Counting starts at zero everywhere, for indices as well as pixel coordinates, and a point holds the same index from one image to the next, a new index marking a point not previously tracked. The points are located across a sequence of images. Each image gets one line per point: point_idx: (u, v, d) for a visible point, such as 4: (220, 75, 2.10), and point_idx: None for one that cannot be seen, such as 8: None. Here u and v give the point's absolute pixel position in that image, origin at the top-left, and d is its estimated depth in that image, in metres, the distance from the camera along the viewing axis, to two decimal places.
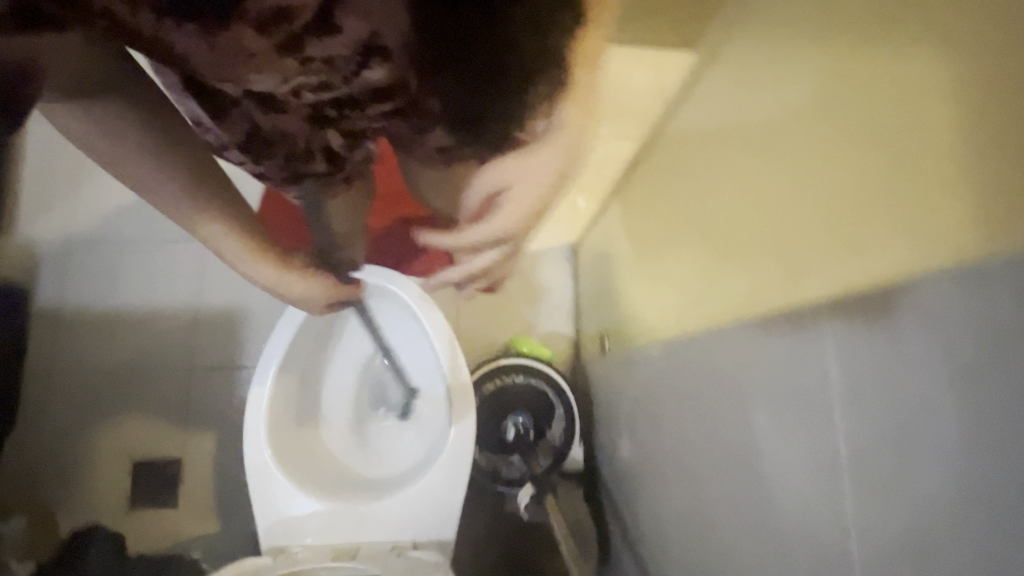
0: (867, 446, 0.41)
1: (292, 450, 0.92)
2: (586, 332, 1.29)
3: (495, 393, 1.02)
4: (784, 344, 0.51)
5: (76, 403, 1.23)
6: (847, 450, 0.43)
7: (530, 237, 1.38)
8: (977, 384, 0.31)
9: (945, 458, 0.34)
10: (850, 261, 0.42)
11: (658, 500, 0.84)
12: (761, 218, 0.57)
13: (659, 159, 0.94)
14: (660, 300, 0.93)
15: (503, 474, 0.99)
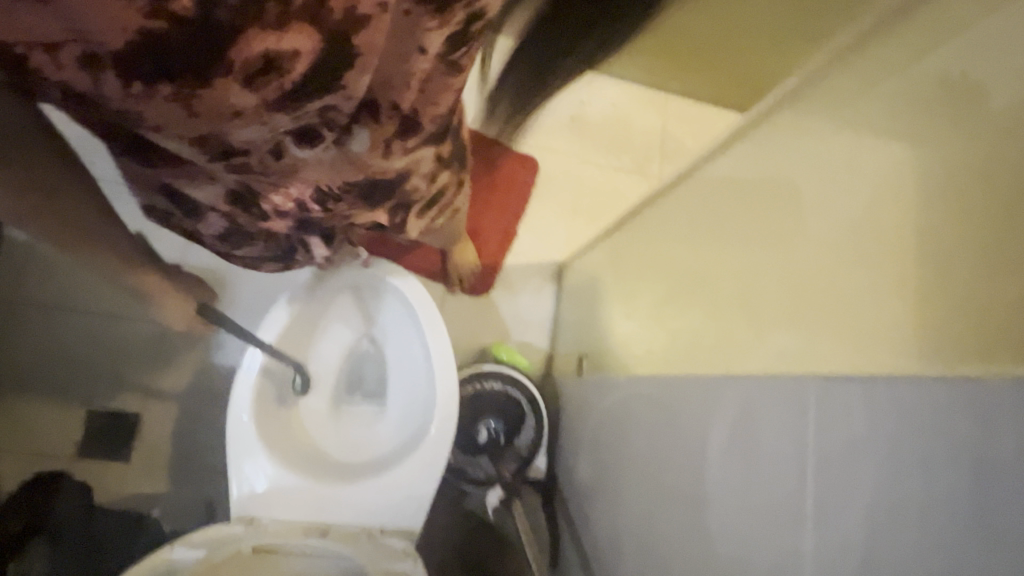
0: (828, 504, 0.50)
1: (273, 425, 0.94)
2: (560, 349, 1.35)
3: (473, 395, 1.07)
4: (774, 409, 0.59)
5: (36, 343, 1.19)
6: (802, 500, 0.52)
7: (521, 250, 1.43)
8: (941, 474, 0.40)
9: (905, 520, 0.42)
10: (856, 345, 0.53)
11: (615, 518, 0.91)
12: (788, 280, 0.68)
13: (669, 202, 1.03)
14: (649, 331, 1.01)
15: (470, 474, 1.04)
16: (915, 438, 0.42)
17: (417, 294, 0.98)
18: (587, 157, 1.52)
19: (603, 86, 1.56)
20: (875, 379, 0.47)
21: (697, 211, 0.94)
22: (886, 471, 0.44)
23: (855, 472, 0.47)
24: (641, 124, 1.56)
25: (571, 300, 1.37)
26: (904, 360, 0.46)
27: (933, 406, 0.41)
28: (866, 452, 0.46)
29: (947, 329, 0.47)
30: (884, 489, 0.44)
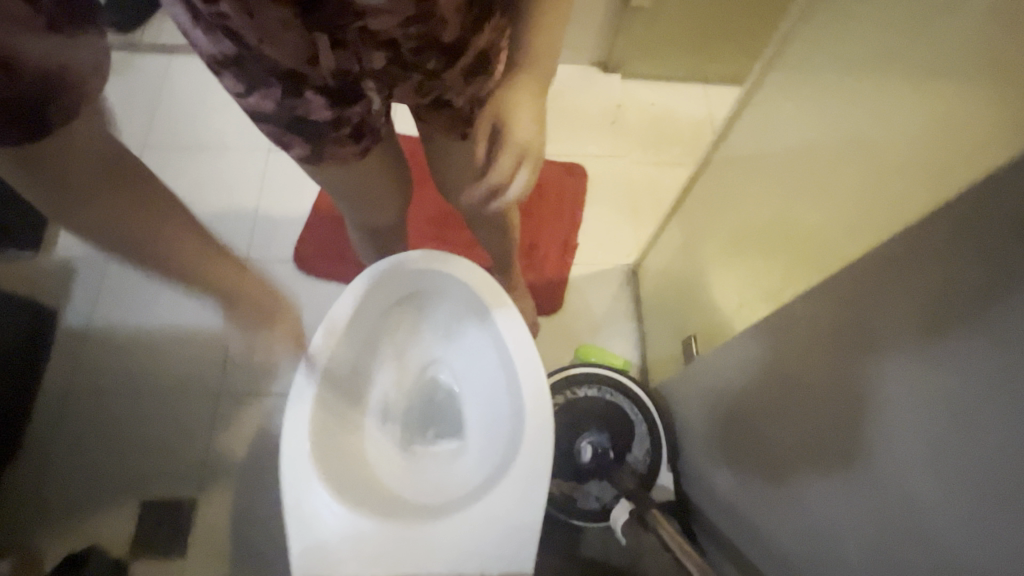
0: (951, 465, 0.39)
1: (335, 463, 0.76)
2: (653, 357, 1.16)
3: (569, 406, 0.89)
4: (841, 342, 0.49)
5: (86, 432, 1.11)
6: (940, 472, 0.40)
7: (584, 260, 1.30)
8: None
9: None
10: (870, 295, 0.45)
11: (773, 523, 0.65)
12: (841, 217, 0.59)
13: (722, 194, 0.93)
14: (728, 298, 0.90)
15: (579, 505, 0.83)
16: (963, 410, 0.37)
17: (482, 279, 0.81)
18: (636, 158, 1.41)
19: (638, 89, 1.49)
20: (899, 379, 0.43)
21: (732, 186, 0.89)
22: (942, 454, 0.39)
23: (893, 453, 0.44)
24: (686, 115, 1.46)
25: (654, 299, 1.19)
26: (919, 312, 0.39)
27: (937, 381, 0.39)
28: (897, 422, 0.43)
29: (916, 297, 0.40)
30: (934, 470, 0.40)
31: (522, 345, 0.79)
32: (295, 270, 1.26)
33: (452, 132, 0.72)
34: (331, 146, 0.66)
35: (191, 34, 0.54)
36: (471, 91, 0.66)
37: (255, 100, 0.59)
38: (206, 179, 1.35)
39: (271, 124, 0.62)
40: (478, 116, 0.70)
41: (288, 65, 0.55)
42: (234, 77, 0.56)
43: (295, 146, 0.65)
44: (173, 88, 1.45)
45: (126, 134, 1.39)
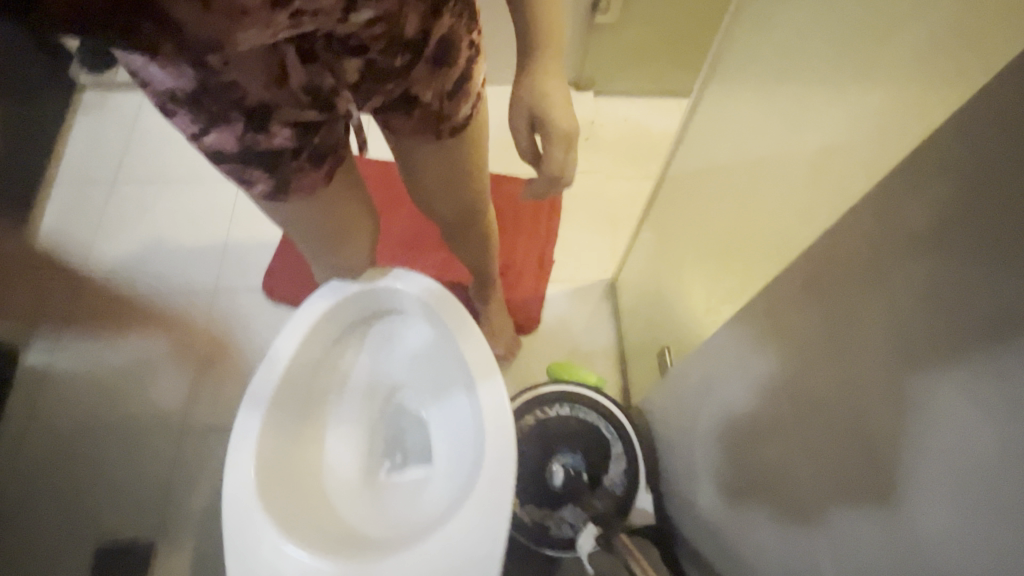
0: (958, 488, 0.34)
1: (288, 503, 0.72)
2: (634, 372, 1.11)
3: (542, 427, 0.83)
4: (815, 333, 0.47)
5: (42, 474, 1.06)
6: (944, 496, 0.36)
7: (561, 276, 1.26)
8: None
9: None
10: (856, 297, 0.41)
11: (760, 545, 0.60)
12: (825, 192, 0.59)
13: (694, 191, 0.92)
14: (703, 300, 0.87)
15: (553, 533, 0.77)
16: (943, 456, 0.35)
17: (440, 296, 0.78)
18: (610, 172, 1.39)
19: (609, 106, 1.48)
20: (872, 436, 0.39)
21: (704, 195, 0.89)
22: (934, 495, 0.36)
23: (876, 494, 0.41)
24: (658, 128, 1.45)
25: (634, 314, 1.15)
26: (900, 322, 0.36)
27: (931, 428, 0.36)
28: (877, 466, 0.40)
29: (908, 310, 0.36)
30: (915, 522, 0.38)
31: (487, 365, 0.74)
32: (264, 300, 1.22)
33: (429, 134, 0.61)
34: (303, 177, 0.58)
35: (140, 74, 0.47)
36: (442, 84, 0.56)
37: (214, 138, 0.51)
38: (175, 212, 1.32)
39: (231, 162, 0.54)
40: (456, 110, 0.60)
41: (259, 95, 0.48)
42: (190, 113, 0.49)
43: (260, 184, 0.57)
44: (144, 124, 1.44)
45: (96, 171, 1.38)
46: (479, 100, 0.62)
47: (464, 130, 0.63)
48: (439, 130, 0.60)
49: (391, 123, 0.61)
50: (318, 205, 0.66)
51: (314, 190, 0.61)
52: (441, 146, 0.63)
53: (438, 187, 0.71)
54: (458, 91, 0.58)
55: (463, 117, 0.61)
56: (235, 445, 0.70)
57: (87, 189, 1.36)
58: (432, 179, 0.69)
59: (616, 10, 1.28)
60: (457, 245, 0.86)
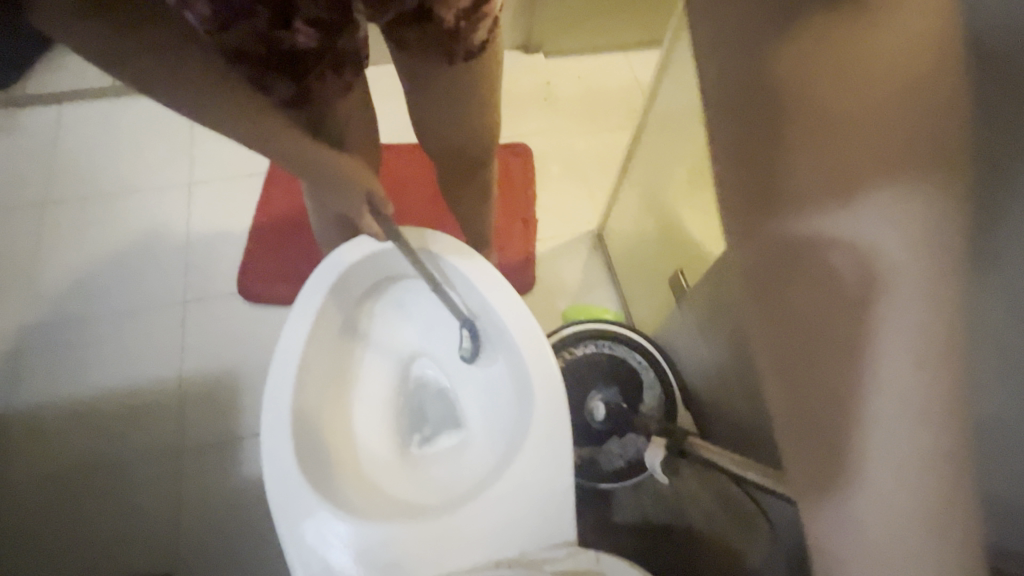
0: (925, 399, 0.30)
1: (331, 477, 0.69)
2: (638, 313, 1.14)
3: (572, 367, 0.83)
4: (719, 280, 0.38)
5: (38, 525, 0.99)
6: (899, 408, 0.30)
7: (546, 235, 1.27)
8: None
9: None
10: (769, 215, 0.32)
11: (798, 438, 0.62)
12: None
13: (670, 133, 0.93)
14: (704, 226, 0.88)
15: (605, 466, 0.78)
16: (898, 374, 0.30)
17: (453, 248, 0.75)
18: (575, 129, 1.40)
19: (564, 63, 1.48)
20: (808, 361, 0.32)
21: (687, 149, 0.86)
22: (909, 438, 0.30)
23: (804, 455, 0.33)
24: (617, 80, 1.46)
25: (626, 258, 1.18)
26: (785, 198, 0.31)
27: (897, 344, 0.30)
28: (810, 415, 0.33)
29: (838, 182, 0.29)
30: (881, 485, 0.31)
31: (517, 304, 0.72)
32: (242, 301, 1.15)
33: (441, 59, 0.60)
34: (324, 83, 0.59)
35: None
36: (459, 4, 0.55)
37: (235, 33, 0.50)
38: (125, 226, 1.21)
39: (251, 63, 0.53)
40: (471, 34, 0.58)
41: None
42: (207, 9, 0.48)
43: (279, 90, 0.57)
44: (70, 137, 1.30)
45: (22, 196, 1.24)
46: (495, 26, 0.61)
47: (479, 57, 0.62)
48: (454, 54, 0.60)
49: (404, 40, 0.59)
50: (340, 125, 0.65)
51: (334, 97, 0.61)
52: (452, 72, 0.62)
53: (448, 123, 0.69)
54: (480, 13, 0.57)
55: (479, 41, 0.60)
56: (267, 429, 0.66)
57: (15, 218, 1.22)
58: (438, 113, 0.68)
59: None
60: (458, 199, 0.84)
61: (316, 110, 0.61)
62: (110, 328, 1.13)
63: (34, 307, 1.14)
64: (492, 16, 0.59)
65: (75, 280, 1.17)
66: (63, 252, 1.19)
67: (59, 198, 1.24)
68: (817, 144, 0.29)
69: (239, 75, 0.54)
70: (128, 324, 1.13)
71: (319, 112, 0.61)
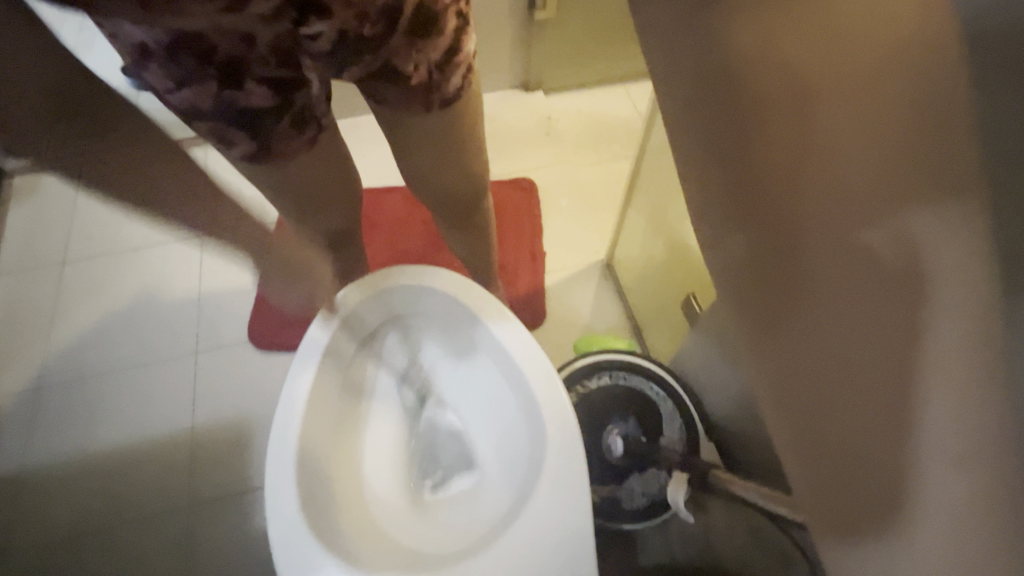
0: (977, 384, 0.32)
1: (337, 529, 0.66)
2: (654, 342, 1.11)
3: (586, 402, 0.80)
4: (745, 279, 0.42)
5: None
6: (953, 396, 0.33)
7: (554, 268, 1.26)
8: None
9: None
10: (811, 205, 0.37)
11: None
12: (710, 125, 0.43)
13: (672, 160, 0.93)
14: None
15: (626, 505, 0.74)
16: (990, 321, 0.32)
17: (456, 284, 0.73)
18: (578, 161, 1.40)
19: (563, 100, 1.50)
20: (845, 373, 0.36)
21: None
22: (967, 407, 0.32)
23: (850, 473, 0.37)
24: (615, 112, 1.47)
25: (638, 287, 1.16)
26: (806, 221, 0.37)
27: (949, 329, 0.33)
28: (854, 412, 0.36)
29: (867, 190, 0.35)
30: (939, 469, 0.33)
31: (522, 340, 0.70)
32: (252, 349, 1.15)
33: (419, 108, 0.60)
34: (286, 139, 0.58)
35: (111, 23, 0.47)
36: (429, 55, 0.55)
37: (190, 94, 0.52)
38: (139, 280, 1.23)
39: (209, 120, 0.54)
40: (446, 81, 0.59)
41: (228, 49, 0.48)
42: (164, 66, 0.49)
43: (240, 143, 0.57)
44: (86, 196, 1.34)
45: (43, 254, 1.28)
46: (471, 72, 0.61)
47: (455, 104, 0.62)
48: (430, 104, 0.60)
49: (380, 95, 0.60)
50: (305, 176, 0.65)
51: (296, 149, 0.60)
52: (431, 119, 0.62)
53: (438, 168, 0.70)
54: (450, 61, 0.58)
55: (454, 88, 0.60)
56: (269, 480, 0.64)
57: (34, 276, 1.25)
58: (426, 158, 0.68)
59: (553, 7, 1.30)
60: (459, 238, 0.84)
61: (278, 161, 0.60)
62: (125, 380, 1.13)
63: (49, 363, 1.15)
64: (464, 64, 0.60)
65: (90, 335, 1.18)
66: (80, 307, 1.21)
67: (78, 253, 1.27)
68: (842, 164, 0.35)
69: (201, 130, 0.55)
70: (141, 376, 1.13)
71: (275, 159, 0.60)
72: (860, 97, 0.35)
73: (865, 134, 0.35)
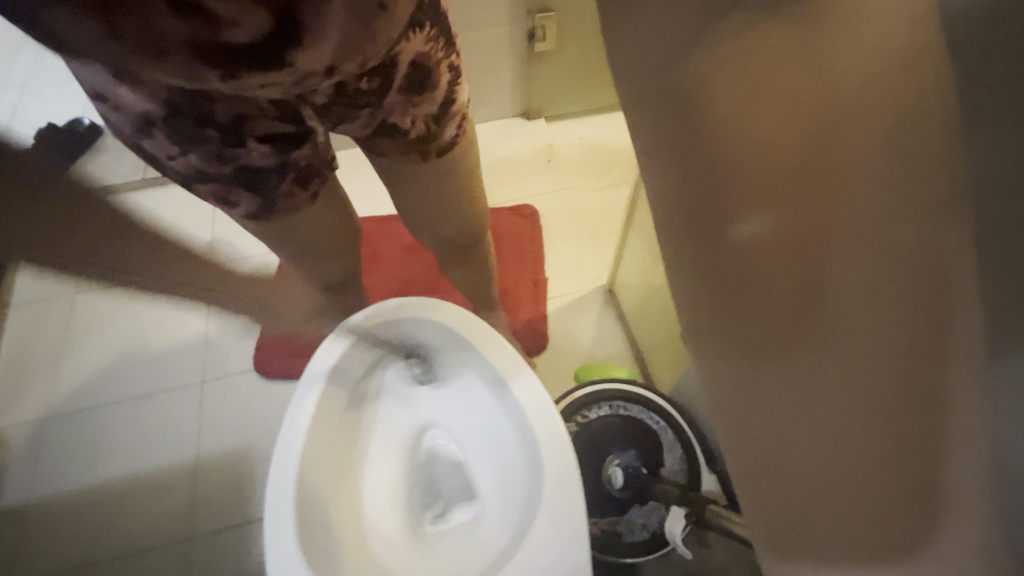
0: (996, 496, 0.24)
1: (333, 566, 0.65)
2: (656, 369, 1.10)
3: (585, 431, 0.79)
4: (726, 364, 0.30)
5: None
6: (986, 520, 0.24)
7: (555, 295, 1.27)
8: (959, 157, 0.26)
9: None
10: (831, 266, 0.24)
11: None
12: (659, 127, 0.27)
13: None
14: None
15: (627, 539, 0.73)
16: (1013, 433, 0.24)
17: (455, 315, 0.74)
18: (578, 188, 1.42)
19: (564, 128, 1.52)
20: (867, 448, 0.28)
21: None
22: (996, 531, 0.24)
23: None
24: (615, 139, 1.49)
25: (639, 314, 1.16)
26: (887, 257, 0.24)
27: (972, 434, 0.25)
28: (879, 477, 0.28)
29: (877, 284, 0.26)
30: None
31: (522, 376, 0.70)
32: (257, 378, 1.16)
33: (414, 157, 0.62)
34: (288, 194, 0.60)
35: (114, 98, 0.49)
36: (424, 111, 0.58)
37: (192, 159, 0.53)
38: (148, 310, 1.26)
39: (213, 181, 0.55)
40: (441, 132, 0.61)
41: (230, 113, 0.50)
42: (167, 134, 0.51)
43: (245, 199, 0.58)
44: None
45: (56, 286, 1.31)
46: (465, 121, 0.64)
47: (451, 149, 0.64)
48: (427, 152, 0.62)
49: (377, 146, 0.61)
50: (306, 226, 0.67)
51: (297, 202, 0.62)
52: (430, 165, 0.64)
53: (436, 208, 0.72)
54: (444, 113, 0.60)
55: (448, 136, 0.63)
56: (267, 516, 0.64)
57: (46, 307, 1.28)
58: (422, 197, 0.69)
59: (552, 38, 1.33)
60: (457, 271, 0.85)
61: (279, 213, 0.62)
62: (131, 410, 1.15)
63: (58, 394, 1.17)
64: (458, 114, 0.62)
65: (98, 366, 1.20)
66: (89, 338, 1.23)
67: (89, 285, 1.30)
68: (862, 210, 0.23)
69: (205, 190, 0.57)
70: (146, 407, 1.15)
71: (277, 214, 0.62)
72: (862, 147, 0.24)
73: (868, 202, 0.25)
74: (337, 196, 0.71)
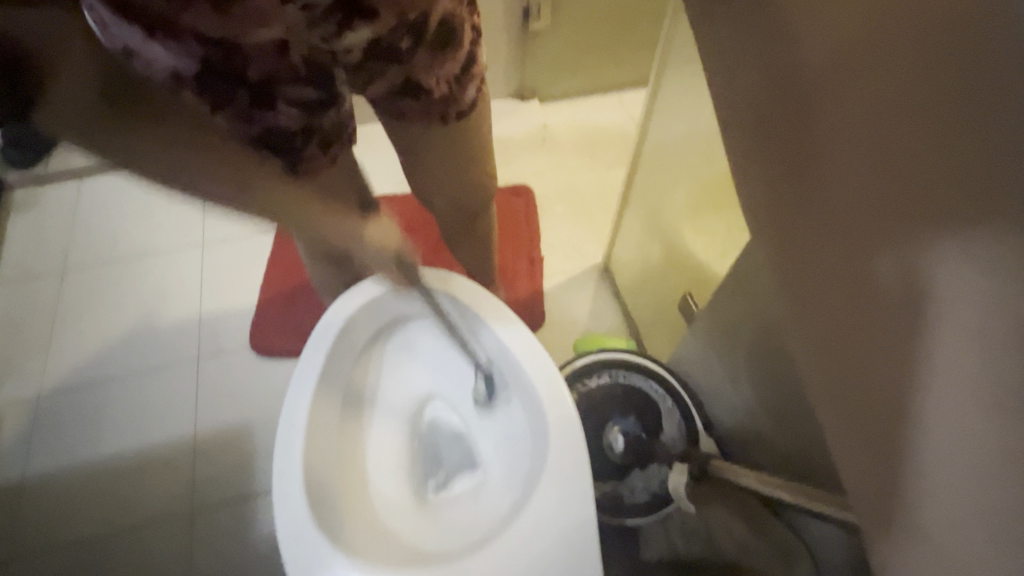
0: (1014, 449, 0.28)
1: (344, 528, 0.66)
2: (652, 342, 1.13)
3: (586, 398, 0.81)
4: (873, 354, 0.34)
5: None
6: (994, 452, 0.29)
7: (552, 272, 1.28)
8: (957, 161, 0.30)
9: None
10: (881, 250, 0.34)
11: (835, 456, 0.59)
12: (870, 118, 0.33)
13: (669, 162, 0.95)
14: (715, 243, 0.89)
15: (629, 501, 0.76)
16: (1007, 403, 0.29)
17: (459, 284, 0.75)
18: (574, 168, 1.43)
19: (559, 109, 1.53)
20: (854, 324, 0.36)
21: (695, 172, 0.89)
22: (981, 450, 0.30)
23: (876, 410, 0.35)
24: (610, 119, 1.50)
25: (635, 289, 1.18)
26: (796, 220, 0.39)
27: (956, 305, 0.30)
28: (875, 344, 0.35)
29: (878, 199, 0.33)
30: (950, 421, 0.31)
31: (526, 340, 0.71)
32: (255, 356, 1.16)
33: (435, 120, 0.64)
34: (311, 159, 0.61)
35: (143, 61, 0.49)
36: (448, 70, 0.59)
37: (218, 120, 0.54)
38: (141, 291, 1.24)
39: (238, 144, 0.57)
40: (462, 93, 0.63)
41: (262, 71, 0.51)
42: (195, 91, 0.52)
43: None
44: (87, 208, 1.35)
45: (44, 267, 1.28)
46: (483, 84, 0.65)
47: (468, 113, 0.65)
48: (449, 114, 0.63)
49: (398, 110, 0.62)
50: (319, 191, 0.68)
51: (317, 168, 0.63)
52: (440, 132, 0.66)
53: (442, 177, 0.73)
54: (467, 75, 0.62)
55: (468, 99, 0.64)
56: (278, 481, 0.64)
57: (35, 288, 1.26)
58: (430, 164, 0.70)
59: (548, 17, 1.33)
60: (460, 242, 0.86)
61: (300, 180, 0.63)
62: (126, 389, 1.14)
63: (50, 374, 1.16)
64: (478, 76, 0.64)
65: (92, 346, 1.18)
66: (81, 318, 1.21)
67: (78, 265, 1.28)
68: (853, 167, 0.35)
69: None
70: (142, 386, 1.14)
71: (296, 179, 0.63)
72: (871, 78, 0.33)
73: (872, 119, 0.33)
74: (351, 163, 0.72)
